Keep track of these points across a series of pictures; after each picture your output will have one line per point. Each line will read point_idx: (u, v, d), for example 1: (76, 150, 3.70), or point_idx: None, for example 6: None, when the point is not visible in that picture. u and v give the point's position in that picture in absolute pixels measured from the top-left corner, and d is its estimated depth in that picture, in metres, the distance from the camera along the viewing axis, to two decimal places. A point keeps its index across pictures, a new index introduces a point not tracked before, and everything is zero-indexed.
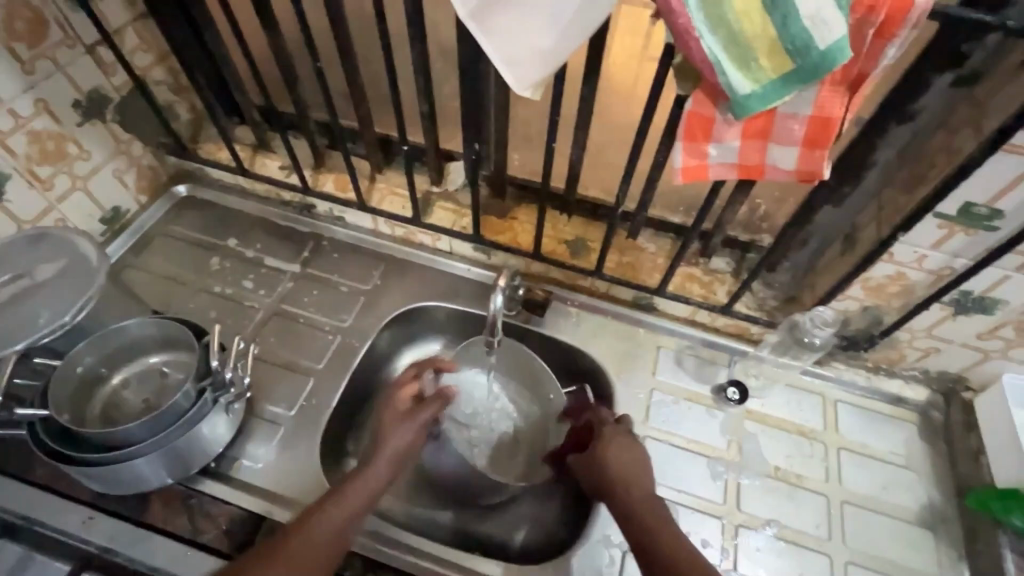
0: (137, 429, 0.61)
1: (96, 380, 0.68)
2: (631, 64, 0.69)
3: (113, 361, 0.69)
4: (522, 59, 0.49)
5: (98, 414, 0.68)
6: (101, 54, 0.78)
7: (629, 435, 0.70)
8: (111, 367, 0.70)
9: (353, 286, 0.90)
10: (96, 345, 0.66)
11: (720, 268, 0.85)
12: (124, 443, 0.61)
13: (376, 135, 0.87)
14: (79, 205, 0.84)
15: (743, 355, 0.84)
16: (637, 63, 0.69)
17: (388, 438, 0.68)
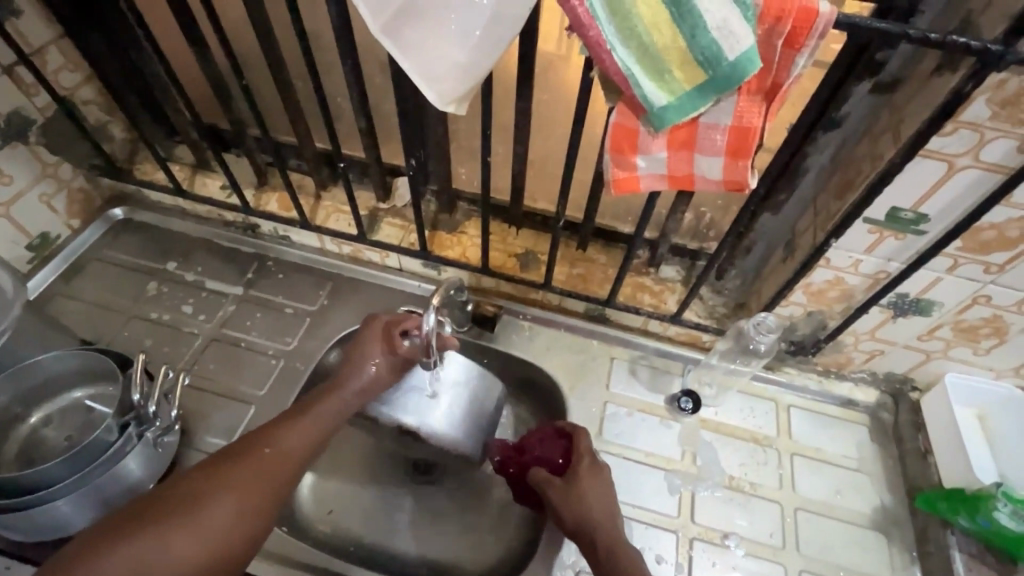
0: (56, 468, 0.57)
1: (10, 420, 0.65)
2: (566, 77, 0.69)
3: (29, 399, 0.66)
4: (439, 76, 0.48)
5: (14, 456, 0.64)
6: (20, 74, 0.75)
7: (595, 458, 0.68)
8: (27, 406, 0.66)
9: (299, 307, 0.87)
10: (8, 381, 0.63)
11: (670, 277, 0.85)
12: (39, 485, 0.58)
13: (318, 152, 0.85)
14: (1, 232, 0.79)
15: (696, 364, 0.84)
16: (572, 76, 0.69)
17: (308, 412, 0.61)
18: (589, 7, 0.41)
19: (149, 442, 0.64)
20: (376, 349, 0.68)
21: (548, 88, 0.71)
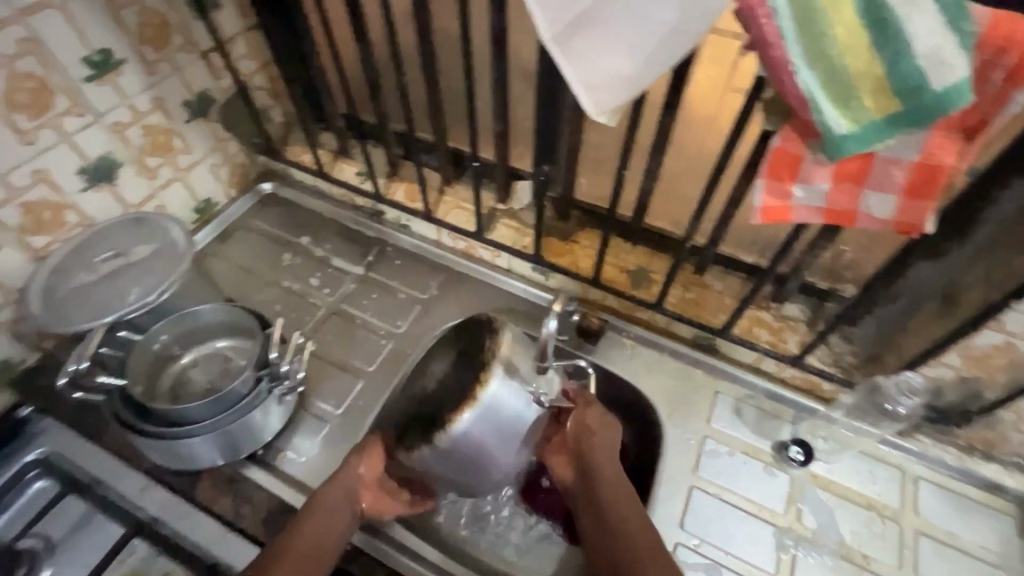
0: (198, 409, 0.64)
1: (168, 358, 0.73)
2: (715, 96, 0.65)
3: (186, 341, 0.74)
4: (602, 86, 0.48)
5: (167, 390, 0.72)
6: (213, 59, 0.86)
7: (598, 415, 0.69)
8: (183, 348, 0.74)
9: (411, 293, 0.91)
10: (173, 326, 0.71)
11: (793, 315, 0.79)
12: (184, 420, 0.64)
13: (449, 150, 0.89)
14: (177, 194, 0.91)
15: (812, 415, 0.77)
16: (721, 97, 0.65)
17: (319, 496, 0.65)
18: (779, 26, 0.39)
19: (274, 398, 0.69)
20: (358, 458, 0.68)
21: (692, 104, 0.67)
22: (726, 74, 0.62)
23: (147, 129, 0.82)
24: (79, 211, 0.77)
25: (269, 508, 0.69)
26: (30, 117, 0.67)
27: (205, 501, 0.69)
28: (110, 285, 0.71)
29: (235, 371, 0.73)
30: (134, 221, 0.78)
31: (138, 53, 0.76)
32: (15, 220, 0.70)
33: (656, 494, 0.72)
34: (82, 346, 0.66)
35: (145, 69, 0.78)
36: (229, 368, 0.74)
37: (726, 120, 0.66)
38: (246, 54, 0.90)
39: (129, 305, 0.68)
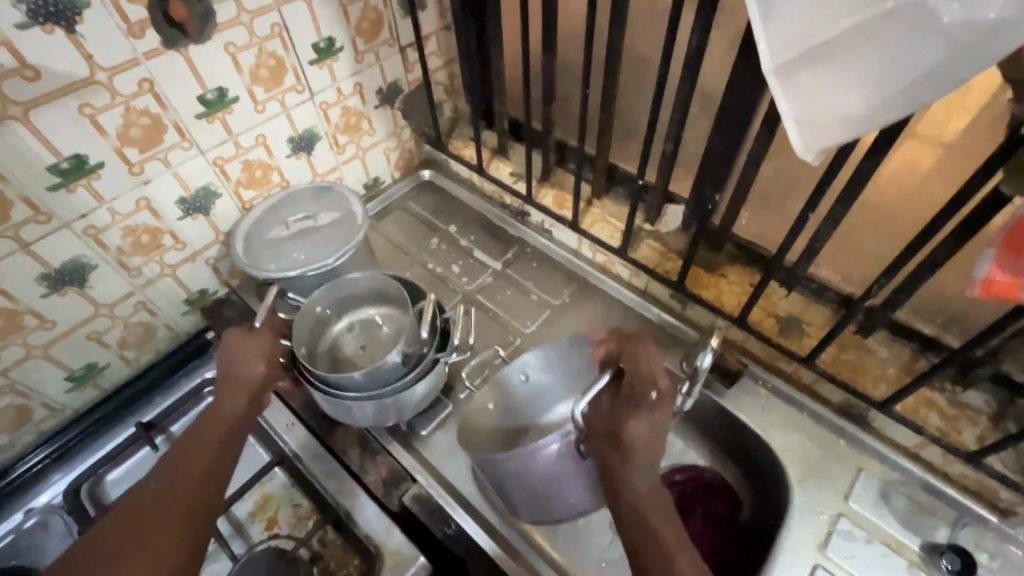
0: (358, 381, 0.67)
1: (326, 322, 0.81)
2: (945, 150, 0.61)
3: (338, 310, 0.82)
4: (820, 125, 0.46)
5: (325, 353, 0.80)
6: (408, 54, 0.94)
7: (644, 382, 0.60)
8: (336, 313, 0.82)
9: (544, 297, 0.93)
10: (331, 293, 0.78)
11: (974, 404, 0.69)
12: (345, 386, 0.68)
13: (607, 163, 0.89)
14: (354, 169, 1.01)
15: (978, 521, 0.67)
16: (958, 153, 0.60)
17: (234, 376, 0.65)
18: None
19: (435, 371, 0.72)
20: (246, 355, 0.65)
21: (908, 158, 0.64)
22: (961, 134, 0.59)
23: (344, 110, 0.92)
24: (281, 173, 0.89)
25: (389, 470, 0.74)
26: (265, 90, 0.78)
27: (338, 449, 0.76)
28: (302, 241, 0.82)
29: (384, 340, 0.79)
30: (323, 189, 0.88)
31: (354, 43, 0.86)
32: (236, 174, 0.82)
33: (775, 559, 0.67)
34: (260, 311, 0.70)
35: (355, 57, 0.87)
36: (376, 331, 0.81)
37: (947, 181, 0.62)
38: (435, 51, 0.98)
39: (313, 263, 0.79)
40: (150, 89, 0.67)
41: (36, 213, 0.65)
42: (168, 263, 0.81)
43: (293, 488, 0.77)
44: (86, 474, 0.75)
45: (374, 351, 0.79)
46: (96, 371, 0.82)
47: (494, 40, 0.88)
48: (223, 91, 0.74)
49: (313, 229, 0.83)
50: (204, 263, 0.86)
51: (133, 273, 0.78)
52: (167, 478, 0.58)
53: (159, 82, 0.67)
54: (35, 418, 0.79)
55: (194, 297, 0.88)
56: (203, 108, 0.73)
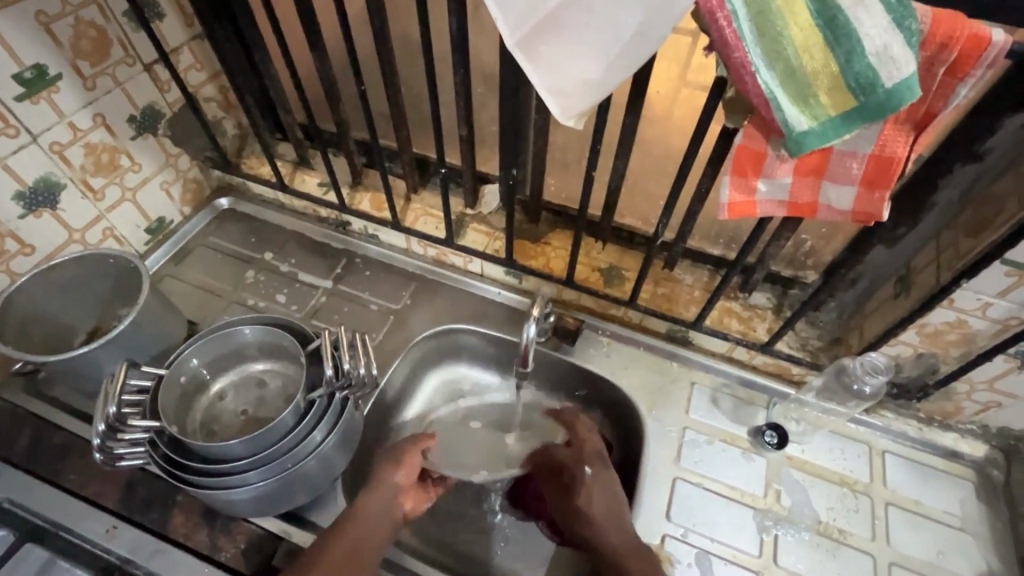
0: (239, 448, 0.58)
1: (200, 386, 0.69)
2: (666, 84, 0.67)
3: (217, 366, 0.69)
4: (568, 91, 0.48)
5: (198, 425, 0.68)
6: (157, 72, 0.82)
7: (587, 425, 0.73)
8: (213, 374, 0.70)
9: (383, 304, 0.89)
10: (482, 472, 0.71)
11: (761, 304, 0.82)
12: (222, 458, 0.59)
13: (414, 156, 0.88)
14: (126, 215, 0.86)
15: (784, 398, 0.80)
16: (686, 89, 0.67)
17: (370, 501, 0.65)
18: (738, 28, 0.40)
19: (344, 420, 0.65)
20: (393, 467, 0.67)
21: (652, 103, 0.69)
22: (688, 75, 0.65)
23: (89, 148, 0.77)
24: (19, 239, 0.73)
25: (248, 538, 0.66)
26: None
27: (180, 536, 0.66)
28: (65, 279, 0.75)
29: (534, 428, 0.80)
30: (104, 259, 0.76)
31: (75, 68, 0.71)
32: None
33: (640, 490, 0.73)
34: (98, 404, 0.55)
35: (84, 85, 0.73)
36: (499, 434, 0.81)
37: (686, 111, 0.69)
38: (193, 65, 0.86)
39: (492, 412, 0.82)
40: None
41: None
42: None
43: None
44: None
45: (259, 414, 0.70)
46: None
47: (256, 44, 0.79)
48: None
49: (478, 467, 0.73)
50: None
51: None
52: (375, 530, 0.62)
53: None
54: None
55: None
56: None
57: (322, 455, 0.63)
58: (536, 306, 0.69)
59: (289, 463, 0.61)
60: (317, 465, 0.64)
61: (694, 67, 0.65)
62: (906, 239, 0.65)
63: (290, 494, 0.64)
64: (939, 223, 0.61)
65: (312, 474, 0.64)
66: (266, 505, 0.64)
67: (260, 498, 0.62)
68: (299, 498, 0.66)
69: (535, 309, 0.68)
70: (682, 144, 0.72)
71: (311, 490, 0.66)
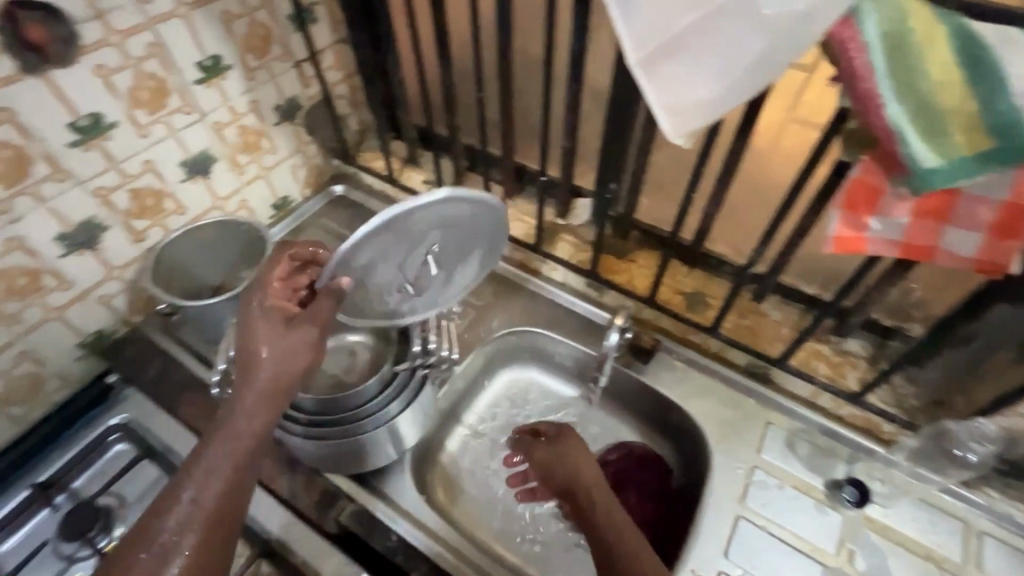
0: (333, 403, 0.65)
1: None
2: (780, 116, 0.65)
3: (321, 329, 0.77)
4: (681, 110, 0.49)
5: None
6: (304, 69, 0.93)
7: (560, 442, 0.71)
8: None
9: (467, 299, 0.94)
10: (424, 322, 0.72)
11: (854, 350, 0.79)
12: (315, 411, 0.65)
13: (514, 163, 0.93)
14: (259, 190, 0.97)
15: (870, 455, 0.74)
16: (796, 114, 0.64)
17: (255, 337, 0.55)
18: (870, 60, 0.40)
19: (422, 396, 0.69)
20: (277, 317, 0.56)
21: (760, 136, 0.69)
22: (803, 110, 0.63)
23: (241, 129, 0.88)
24: (176, 199, 0.84)
25: (323, 492, 0.72)
26: (147, 113, 0.75)
27: (265, 478, 0.73)
28: (201, 235, 0.85)
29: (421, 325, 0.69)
30: (236, 225, 0.87)
31: (243, 60, 0.83)
32: (124, 204, 0.78)
33: (699, 522, 0.71)
34: (221, 346, 0.64)
35: (246, 75, 0.85)
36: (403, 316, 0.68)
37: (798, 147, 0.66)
38: (333, 65, 0.97)
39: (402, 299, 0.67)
40: (9, 119, 0.62)
41: None
42: (53, 306, 0.75)
43: None
44: None
45: (348, 380, 0.76)
46: None
47: (391, 51, 0.88)
48: (99, 117, 0.70)
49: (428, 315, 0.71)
50: (97, 302, 0.80)
51: (11, 321, 0.72)
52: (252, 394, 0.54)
53: (20, 110, 0.63)
54: None
55: (89, 341, 0.82)
56: (77, 136, 0.69)
57: (397, 426, 0.68)
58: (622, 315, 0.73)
59: (371, 428, 0.66)
60: (391, 435, 0.68)
61: (806, 90, 0.62)
62: None
63: (367, 457, 0.70)
64: None
65: (387, 441, 0.69)
66: (345, 463, 0.69)
67: (340, 455, 0.68)
68: (374, 462, 0.71)
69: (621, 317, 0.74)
70: (788, 172, 0.70)
71: (382, 455, 0.71)
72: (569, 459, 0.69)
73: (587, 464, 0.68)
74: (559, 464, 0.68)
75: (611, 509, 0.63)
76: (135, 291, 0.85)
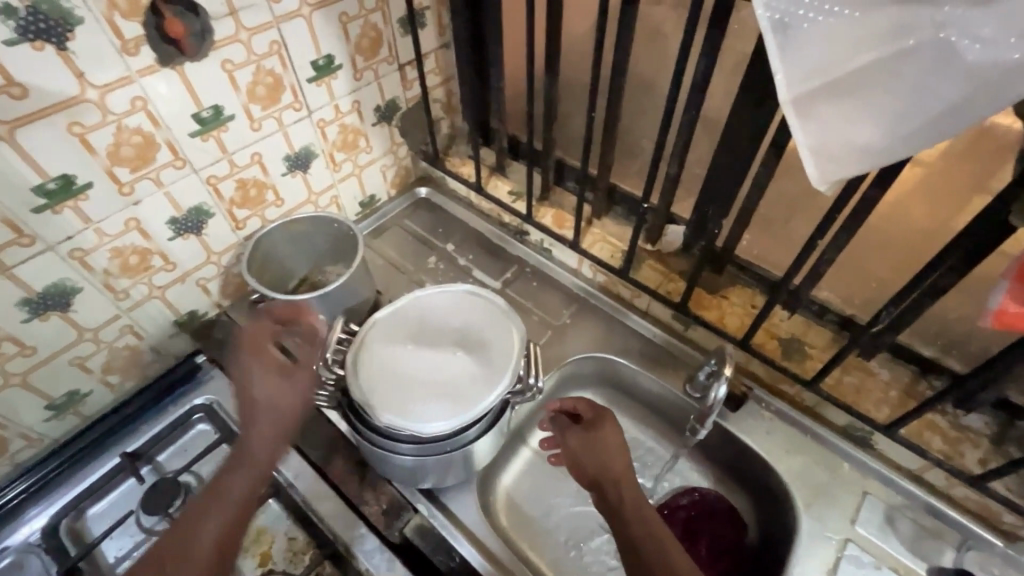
0: None
1: None
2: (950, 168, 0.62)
3: None
4: (833, 155, 0.45)
5: None
6: (407, 72, 0.93)
7: (601, 429, 0.67)
8: None
9: (544, 317, 0.92)
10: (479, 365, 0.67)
11: (976, 427, 0.70)
12: None
13: (608, 183, 0.89)
14: (350, 187, 0.99)
15: (984, 544, 0.67)
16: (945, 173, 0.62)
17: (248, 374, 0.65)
18: None
19: (500, 422, 0.67)
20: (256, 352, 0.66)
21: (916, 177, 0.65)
22: (985, 172, 0.60)
23: (342, 128, 0.90)
24: (276, 192, 0.87)
25: (390, 501, 0.71)
26: (262, 108, 0.77)
27: (335, 479, 0.73)
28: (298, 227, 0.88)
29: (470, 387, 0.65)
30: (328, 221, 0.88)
31: (353, 60, 0.84)
32: (229, 193, 0.80)
33: None
34: None
35: (354, 76, 0.86)
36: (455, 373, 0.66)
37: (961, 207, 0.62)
38: (434, 69, 0.97)
39: (455, 362, 0.67)
40: (144, 108, 0.65)
41: (18, 236, 0.63)
42: (156, 285, 0.79)
43: (288, 520, 0.74)
44: (65, 511, 0.73)
45: None
46: (77, 399, 0.79)
47: (495, 60, 0.87)
48: (220, 110, 0.72)
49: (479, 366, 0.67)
50: (194, 284, 0.84)
51: (120, 296, 0.75)
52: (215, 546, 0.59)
53: (153, 100, 0.66)
54: (12, 448, 0.75)
55: (183, 320, 0.85)
56: (198, 127, 0.71)
57: (473, 448, 0.66)
58: (729, 367, 0.68)
59: (449, 449, 0.65)
60: (465, 456, 0.67)
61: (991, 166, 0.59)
62: None
63: (437, 475, 0.69)
64: None
65: (458, 463, 0.68)
66: (414, 477, 0.68)
67: (412, 469, 0.67)
68: (443, 479, 0.70)
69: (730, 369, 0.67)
70: (932, 238, 0.66)
71: (450, 474, 0.69)
72: (598, 443, 0.66)
73: (617, 453, 0.65)
74: (590, 451, 0.66)
75: (639, 502, 0.62)
76: (229, 276, 0.88)
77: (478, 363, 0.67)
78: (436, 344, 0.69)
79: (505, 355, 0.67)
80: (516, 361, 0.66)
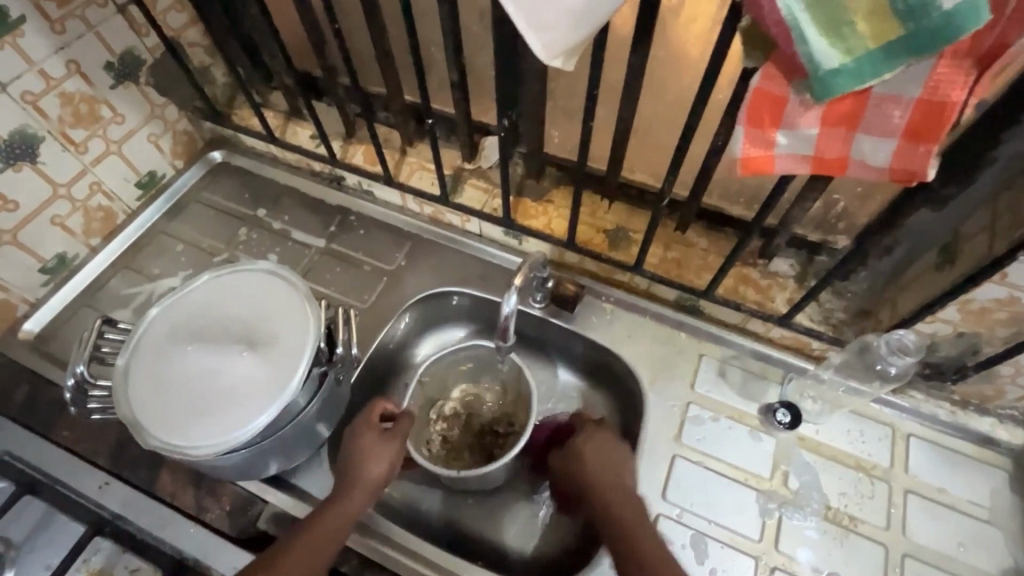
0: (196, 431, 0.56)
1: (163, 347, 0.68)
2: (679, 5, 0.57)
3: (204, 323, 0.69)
4: (551, 23, 0.40)
5: None
6: (133, 13, 0.76)
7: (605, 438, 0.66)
8: None
9: (376, 265, 0.86)
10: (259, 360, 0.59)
11: (782, 271, 0.75)
12: None
13: (406, 104, 0.81)
14: (113, 167, 0.83)
15: (801, 373, 0.74)
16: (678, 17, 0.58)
17: (364, 463, 0.60)
18: None
19: (325, 385, 0.63)
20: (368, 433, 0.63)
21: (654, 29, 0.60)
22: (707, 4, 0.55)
23: (65, 98, 0.73)
24: None
25: (233, 499, 0.66)
26: None
27: (167, 494, 0.66)
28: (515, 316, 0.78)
29: (250, 384, 0.58)
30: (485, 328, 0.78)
31: (40, 8, 0.67)
32: None
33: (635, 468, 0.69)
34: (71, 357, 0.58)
35: (52, 29, 0.69)
36: (229, 374, 0.59)
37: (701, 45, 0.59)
38: (172, 5, 0.80)
39: (230, 365, 0.59)
40: None
41: None
42: None
43: (126, 553, 0.67)
44: None
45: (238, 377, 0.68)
46: None
47: None
48: None
49: (261, 361, 0.59)
50: None
51: None
52: None
53: None
54: None
55: None
56: None
57: (303, 420, 0.62)
58: (522, 276, 0.67)
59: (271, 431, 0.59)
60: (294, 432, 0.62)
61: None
62: (954, 201, 0.56)
63: (268, 462, 0.63)
64: (998, 184, 0.52)
65: (283, 445, 0.62)
66: (239, 472, 0.62)
67: (238, 465, 0.61)
68: (279, 465, 0.64)
69: (519, 279, 0.65)
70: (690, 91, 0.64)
71: (287, 457, 0.64)
72: (594, 458, 0.64)
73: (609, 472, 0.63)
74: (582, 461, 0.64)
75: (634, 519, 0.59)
76: None
77: (262, 356, 0.60)
78: (218, 337, 0.61)
79: (295, 342, 0.60)
80: (311, 334, 0.61)
